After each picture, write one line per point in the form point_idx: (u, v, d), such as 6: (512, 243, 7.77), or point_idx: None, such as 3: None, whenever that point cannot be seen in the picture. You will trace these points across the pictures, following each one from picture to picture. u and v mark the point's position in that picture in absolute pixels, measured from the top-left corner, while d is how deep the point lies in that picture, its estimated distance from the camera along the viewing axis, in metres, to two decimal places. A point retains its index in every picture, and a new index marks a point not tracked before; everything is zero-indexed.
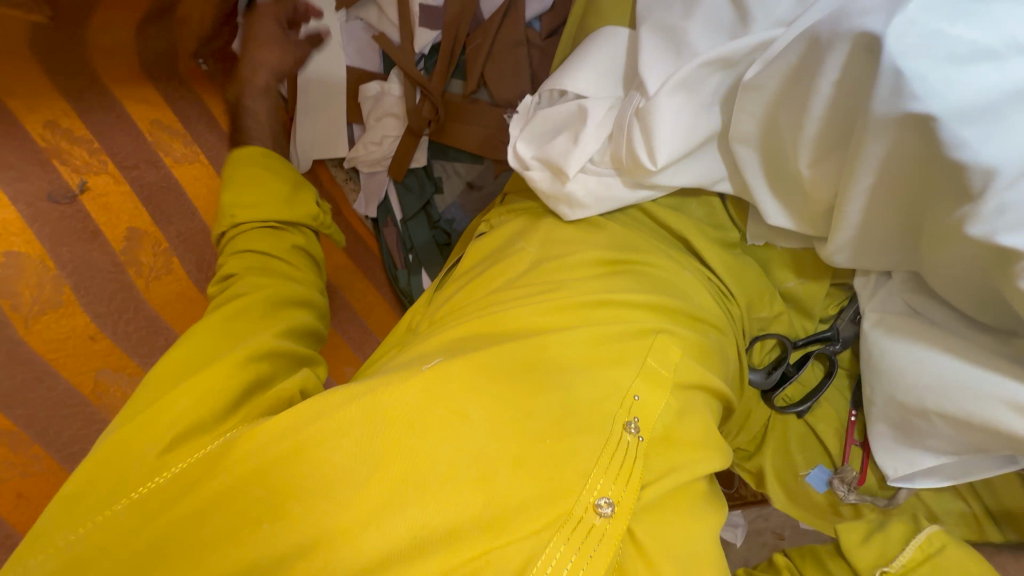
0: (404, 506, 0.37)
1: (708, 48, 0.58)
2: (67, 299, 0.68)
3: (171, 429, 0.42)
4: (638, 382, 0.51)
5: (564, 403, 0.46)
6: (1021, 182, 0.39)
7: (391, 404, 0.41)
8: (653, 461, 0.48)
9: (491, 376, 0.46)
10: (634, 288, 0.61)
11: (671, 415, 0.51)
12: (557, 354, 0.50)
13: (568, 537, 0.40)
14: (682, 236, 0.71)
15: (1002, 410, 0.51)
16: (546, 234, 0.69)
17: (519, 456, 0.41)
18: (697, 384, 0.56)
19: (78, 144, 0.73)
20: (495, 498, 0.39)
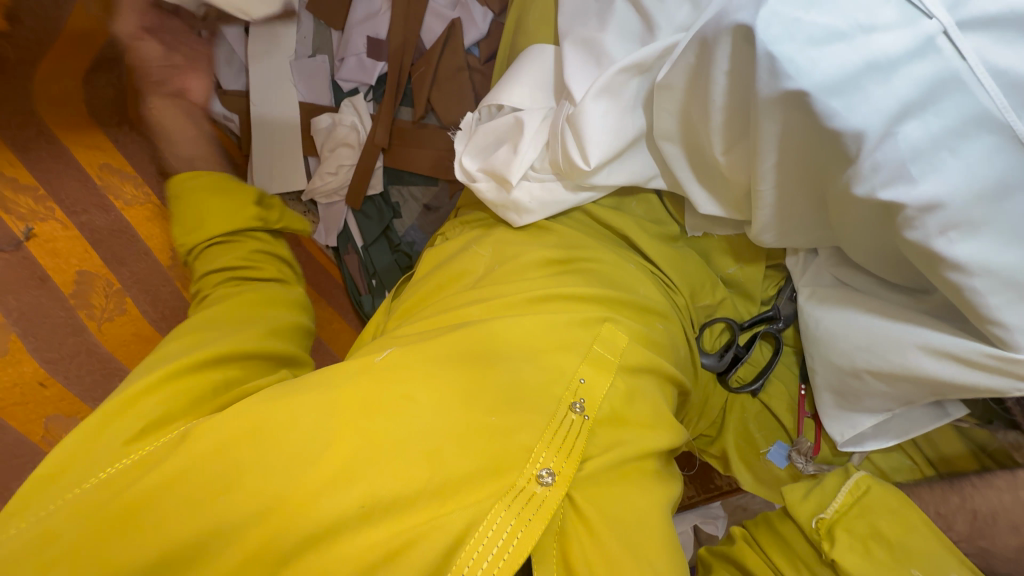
0: (358, 484, 0.42)
1: (623, 56, 0.63)
2: (14, 346, 0.66)
3: (149, 414, 0.46)
4: (585, 366, 0.54)
5: (509, 388, 0.49)
6: (884, 143, 0.46)
7: (350, 390, 0.45)
8: (599, 438, 0.51)
9: (440, 366, 0.49)
10: (577, 281, 0.65)
11: (617, 397, 0.54)
12: (505, 345, 0.53)
13: (511, 507, 0.44)
14: (623, 233, 0.75)
15: (918, 355, 0.56)
16: (499, 239, 0.72)
17: (463, 432, 0.45)
18: (646, 368, 0.58)
19: (22, 193, 0.70)
20: (441, 471, 0.43)
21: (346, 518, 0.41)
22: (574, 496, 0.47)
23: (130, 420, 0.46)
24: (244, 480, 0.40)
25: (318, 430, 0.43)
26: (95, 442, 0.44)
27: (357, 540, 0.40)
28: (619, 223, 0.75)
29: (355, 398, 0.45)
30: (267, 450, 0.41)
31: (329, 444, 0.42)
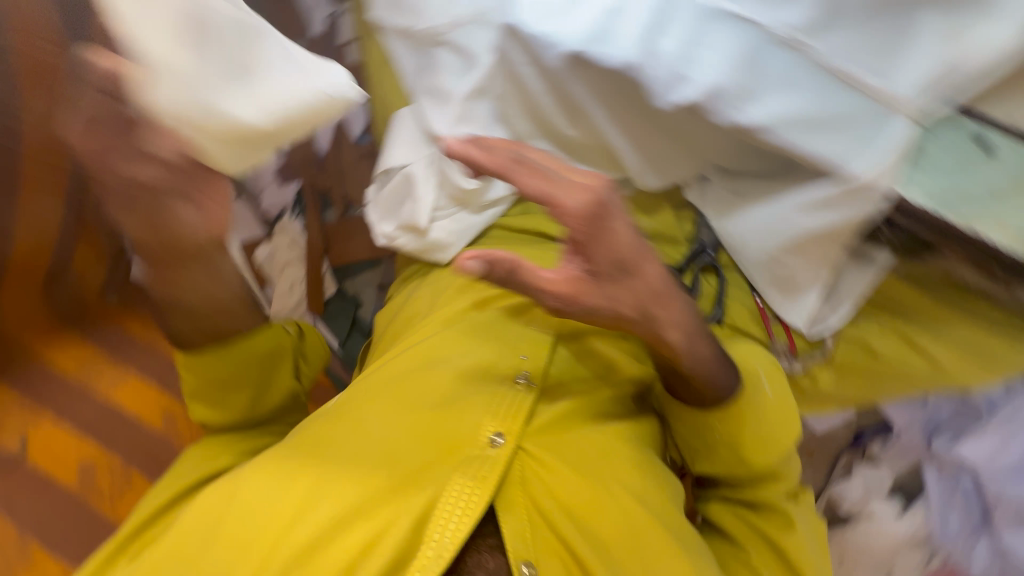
0: (337, 497, 0.53)
1: (461, 85, 0.75)
2: (34, 554, 0.79)
3: (141, 514, 0.62)
4: (523, 345, 0.64)
5: (454, 385, 0.60)
6: (651, 59, 0.62)
7: (314, 430, 0.58)
8: (549, 397, 0.61)
9: (388, 386, 0.61)
10: (507, 281, 0.74)
11: (560, 362, 0.64)
12: (442, 352, 0.63)
13: (466, 475, 0.54)
14: (540, 230, 0.80)
15: (805, 217, 0.67)
16: (434, 280, 0.78)
17: (414, 430, 0.57)
18: (579, 330, 0.66)
19: (4, 416, 0.81)
20: (402, 465, 0.55)
21: (331, 526, 0.52)
22: (527, 449, 0.57)
23: (155, 517, 0.62)
24: (241, 521, 0.53)
25: (300, 467, 0.55)
26: (110, 547, 0.60)
27: (343, 539, 0.52)
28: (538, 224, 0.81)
29: (332, 433, 0.58)
30: (256, 495, 0.54)
31: (310, 475, 0.55)
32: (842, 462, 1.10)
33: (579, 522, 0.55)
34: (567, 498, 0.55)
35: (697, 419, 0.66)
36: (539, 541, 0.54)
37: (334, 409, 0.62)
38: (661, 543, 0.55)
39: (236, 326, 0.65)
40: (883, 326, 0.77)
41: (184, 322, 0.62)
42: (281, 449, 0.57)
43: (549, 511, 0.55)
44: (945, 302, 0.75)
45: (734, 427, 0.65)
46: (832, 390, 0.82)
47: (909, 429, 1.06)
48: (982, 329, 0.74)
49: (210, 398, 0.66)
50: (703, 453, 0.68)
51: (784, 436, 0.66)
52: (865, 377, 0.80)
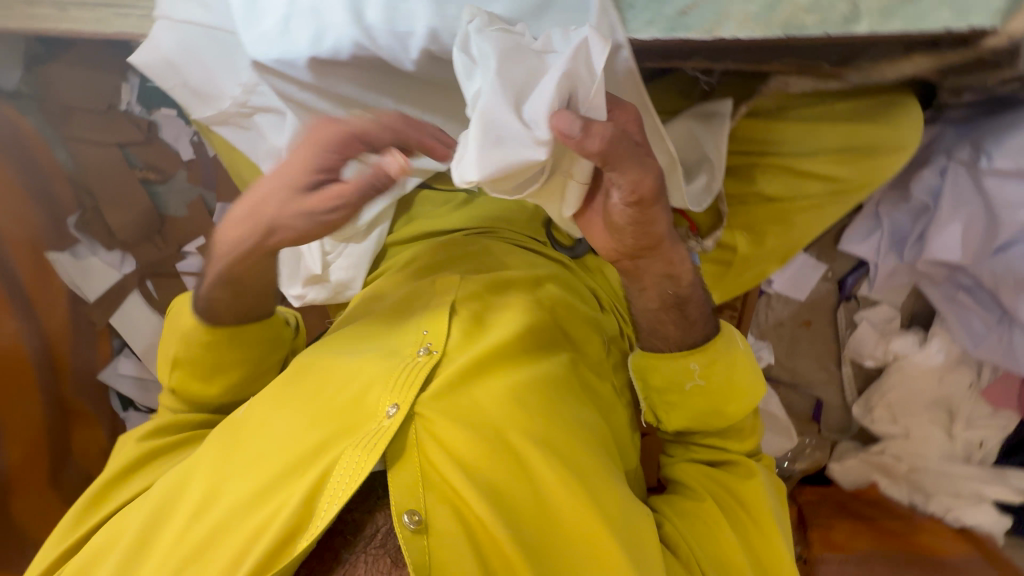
0: (249, 479, 0.64)
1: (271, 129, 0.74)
2: None
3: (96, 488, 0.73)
4: (427, 322, 0.74)
5: (354, 372, 0.70)
6: None
7: (234, 430, 0.69)
8: (452, 358, 0.71)
9: (296, 385, 0.71)
10: (410, 267, 0.85)
11: (461, 324, 0.74)
12: (353, 347, 0.74)
13: (358, 444, 0.63)
14: (435, 228, 0.89)
15: None
16: (361, 300, 0.83)
17: (314, 416, 0.67)
18: (481, 297, 0.78)
19: None
20: (305, 447, 0.64)
21: (241, 504, 0.63)
22: (423, 415, 0.66)
23: (133, 466, 0.74)
24: (181, 503, 0.65)
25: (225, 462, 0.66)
26: (78, 516, 0.72)
27: (247, 519, 0.62)
28: (434, 227, 0.89)
29: (248, 437, 0.67)
30: (191, 486, 0.66)
31: (230, 467, 0.66)
32: (843, 317, 1.11)
33: (466, 470, 0.64)
34: (457, 449, 0.65)
35: (672, 367, 0.71)
36: (427, 493, 0.63)
37: (264, 402, 0.70)
38: (552, 476, 0.64)
39: (254, 318, 0.76)
40: (768, 167, 0.76)
41: (249, 305, 0.75)
42: (219, 437, 0.69)
43: (438, 462, 0.64)
44: (805, 117, 0.74)
45: (706, 371, 0.70)
46: (762, 249, 0.82)
47: (883, 260, 1.00)
48: (849, 123, 0.72)
49: (223, 375, 0.77)
50: (673, 406, 0.73)
51: (745, 379, 0.71)
52: (785, 224, 0.79)
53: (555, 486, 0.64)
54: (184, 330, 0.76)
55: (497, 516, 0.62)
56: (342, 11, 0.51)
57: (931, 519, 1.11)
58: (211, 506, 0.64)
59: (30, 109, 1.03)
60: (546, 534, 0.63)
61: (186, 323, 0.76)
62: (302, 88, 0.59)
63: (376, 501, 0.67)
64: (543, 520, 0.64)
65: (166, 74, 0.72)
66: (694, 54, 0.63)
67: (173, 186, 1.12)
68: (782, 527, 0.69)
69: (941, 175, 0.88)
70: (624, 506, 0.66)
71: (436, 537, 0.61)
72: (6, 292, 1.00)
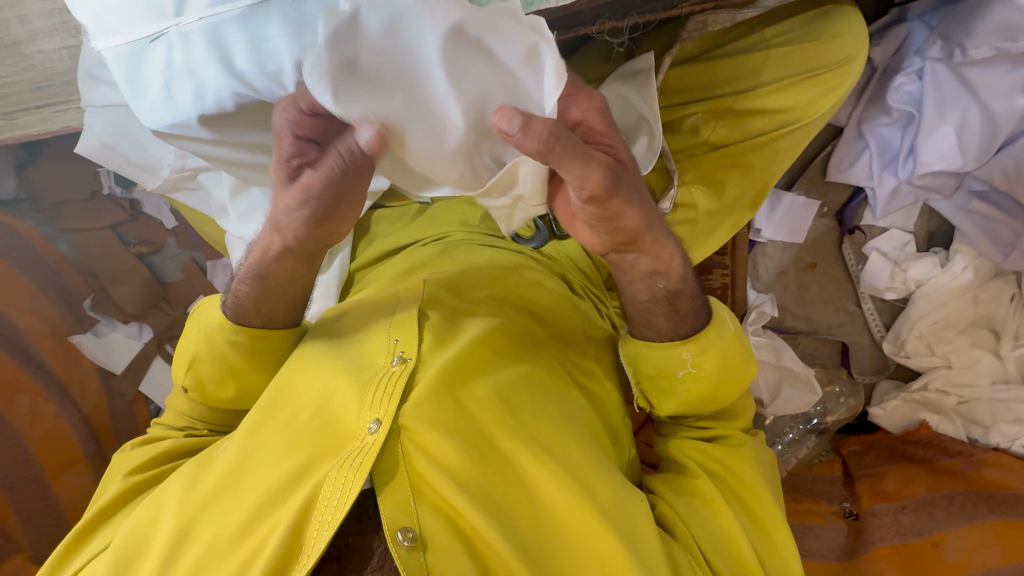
0: (228, 517, 0.56)
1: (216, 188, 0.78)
2: None
3: (63, 544, 0.62)
4: (396, 329, 0.66)
5: (323, 390, 0.62)
6: None
7: (202, 466, 0.61)
8: (430, 365, 0.63)
9: (263, 415, 0.62)
10: (387, 275, 0.80)
11: (433, 327, 0.67)
12: (315, 362, 0.65)
13: (342, 465, 0.55)
14: (392, 245, 0.87)
15: None
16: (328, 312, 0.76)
17: (291, 442, 0.59)
18: (449, 299, 0.71)
19: None
20: (283, 478, 0.56)
21: (219, 545, 0.54)
22: (408, 427, 0.58)
23: (106, 513, 0.64)
24: (155, 548, 0.56)
25: (200, 501, 0.57)
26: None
27: (227, 561, 0.54)
28: (391, 244, 0.87)
29: (223, 474, 0.59)
30: (163, 530, 0.57)
31: (207, 504, 0.57)
32: (851, 251, 1.03)
33: (457, 480, 0.56)
34: (445, 456, 0.57)
35: (663, 358, 0.66)
36: (420, 506, 0.55)
37: (241, 435, 0.61)
38: (546, 476, 0.59)
39: (278, 319, 0.66)
40: (706, 113, 0.70)
41: (274, 309, 0.65)
42: (196, 474, 0.60)
43: (425, 473, 0.56)
44: (729, 52, 0.69)
45: (699, 359, 0.65)
46: (725, 199, 0.75)
47: (879, 181, 0.91)
48: (777, 48, 0.67)
49: (243, 380, 0.68)
50: (665, 393, 0.69)
51: (738, 360, 0.67)
52: (742, 168, 0.73)
53: (551, 485, 0.59)
54: (211, 325, 0.66)
55: (494, 526, 0.55)
56: (212, 65, 0.51)
57: (995, 451, 0.98)
58: (184, 550, 0.55)
59: (27, 212, 1.12)
60: (547, 539, 0.57)
61: (213, 318, 0.67)
62: (213, 143, 0.60)
63: (369, 525, 0.57)
64: (542, 525, 0.57)
65: (108, 156, 0.75)
66: (598, 18, 0.60)
67: (166, 254, 1.22)
68: (776, 498, 0.68)
69: (919, 79, 0.83)
70: (621, 498, 0.60)
71: (434, 554, 0.53)
72: (39, 379, 1.05)
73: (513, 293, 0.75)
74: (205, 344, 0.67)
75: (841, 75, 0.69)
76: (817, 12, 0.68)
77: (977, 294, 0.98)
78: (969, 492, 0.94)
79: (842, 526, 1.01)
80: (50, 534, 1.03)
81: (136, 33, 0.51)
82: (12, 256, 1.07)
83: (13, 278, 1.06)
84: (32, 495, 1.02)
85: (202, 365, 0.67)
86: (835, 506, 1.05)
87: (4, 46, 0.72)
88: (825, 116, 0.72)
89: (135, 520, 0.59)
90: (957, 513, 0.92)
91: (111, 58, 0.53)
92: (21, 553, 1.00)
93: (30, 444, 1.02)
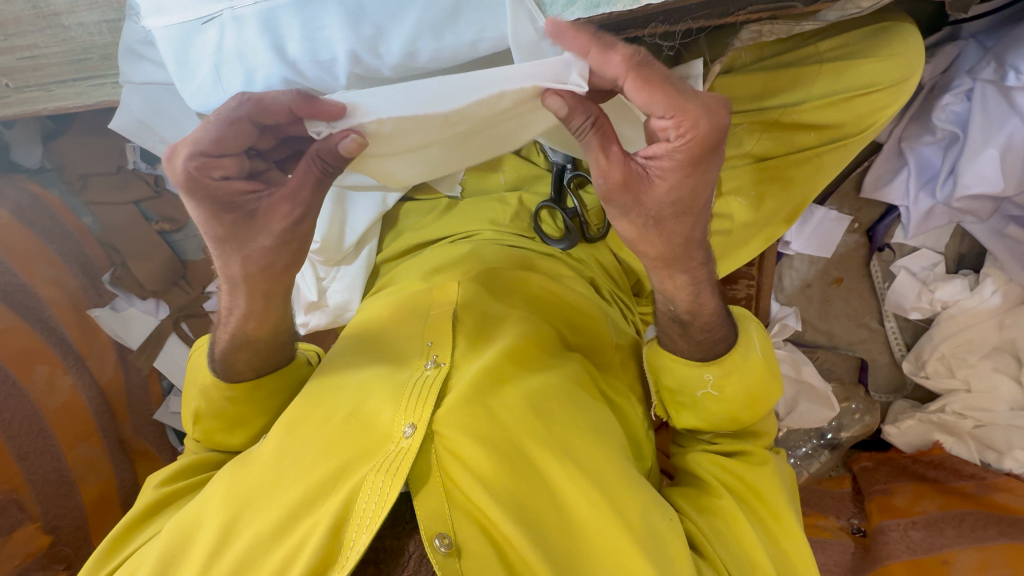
0: (265, 515, 0.55)
1: None
2: None
3: (97, 554, 0.61)
4: (429, 334, 0.67)
5: (358, 392, 0.62)
6: None
7: (239, 467, 0.60)
8: (463, 371, 0.63)
9: (299, 415, 0.62)
10: (414, 272, 0.79)
11: (465, 333, 0.67)
12: (352, 367, 0.66)
13: (379, 468, 0.55)
14: (424, 239, 0.86)
15: None
16: (367, 306, 0.77)
17: (327, 443, 0.58)
18: (478, 301, 0.70)
19: None
20: (316, 478, 0.56)
21: (259, 543, 0.53)
22: (442, 433, 0.57)
23: (138, 523, 0.63)
24: (198, 545, 0.55)
25: (240, 498, 0.56)
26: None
27: (266, 561, 0.52)
28: (421, 238, 0.86)
29: (262, 470, 0.58)
30: (206, 527, 0.56)
31: (248, 501, 0.56)
32: (878, 269, 1.02)
33: (491, 488, 0.55)
34: (478, 464, 0.56)
35: (685, 375, 0.65)
36: (454, 513, 0.54)
37: (277, 435, 0.61)
38: (577, 491, 0.57)
39: (267, 365, 0.68)
40: (752, 125, 0.69)
41: (257, 354, 0.67)
42: (236, 470, 0.60)
43: (459, 479, 0.56)
44: (782, 63, 0.68)
45: (722, 381, 0.64)
46: (761, 213, 0.75)
47: (914, 202, 0.90)
48: (830, 62, 0.66)
49: (250, 419, 0.69)
50: (685, 407, 0.68)
51: (761, 384, 0.65)
52: (782, 181, 0.72)
53: (582, 497, 0.57)
54: (203, 384, 0.68)
55: (527, 537, 0.53)
56: (265, 52, 0.51)
57: (1007, 476, 0.96)
58: (227, 548, 0.54)
59: (53, 181, 1.12)
60: (576, 554, 0.55)
61: (203, 376, 0.68)
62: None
63: (405, 528, 0.56)
64: (573, 540, 0.56)
65: (142, 134, 0.74)
66: (651, 22, 0.56)
67: (188, 232, 1.20)
68: (799, 519, 0.65)
69: (967, 100, 0.81)
70: (655, 518, 0.58)
71: (470, 563, 0.52)
72: (59, 352, 1.04)
73: (542, 300, 0.75)
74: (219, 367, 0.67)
75: (893, 94, 0.68)
76: (877, 27, 0.67)
77: (1003, 319, 0.96)
78: (980, 513, 0.93)
79: (850, 543, 1.03)
80: (62, 505, 1.00)
81: (190, 15, 0.51)
82: (38, 225, 1.06)
83: (37, 247, 1.04)
84: (45, 466, 0.98)
85: (205, 418, 0.68)
86: (842, 522, 1.06)
87: (43, 16, 0.72)
88: (869, 136, 0.71)
89: (179, 515, 0.59)
90: (967, 533, 0.92)
91: (162, 39, 0.54)
92: (33, 522, 0.96)
93: (45, 414, 0.99)
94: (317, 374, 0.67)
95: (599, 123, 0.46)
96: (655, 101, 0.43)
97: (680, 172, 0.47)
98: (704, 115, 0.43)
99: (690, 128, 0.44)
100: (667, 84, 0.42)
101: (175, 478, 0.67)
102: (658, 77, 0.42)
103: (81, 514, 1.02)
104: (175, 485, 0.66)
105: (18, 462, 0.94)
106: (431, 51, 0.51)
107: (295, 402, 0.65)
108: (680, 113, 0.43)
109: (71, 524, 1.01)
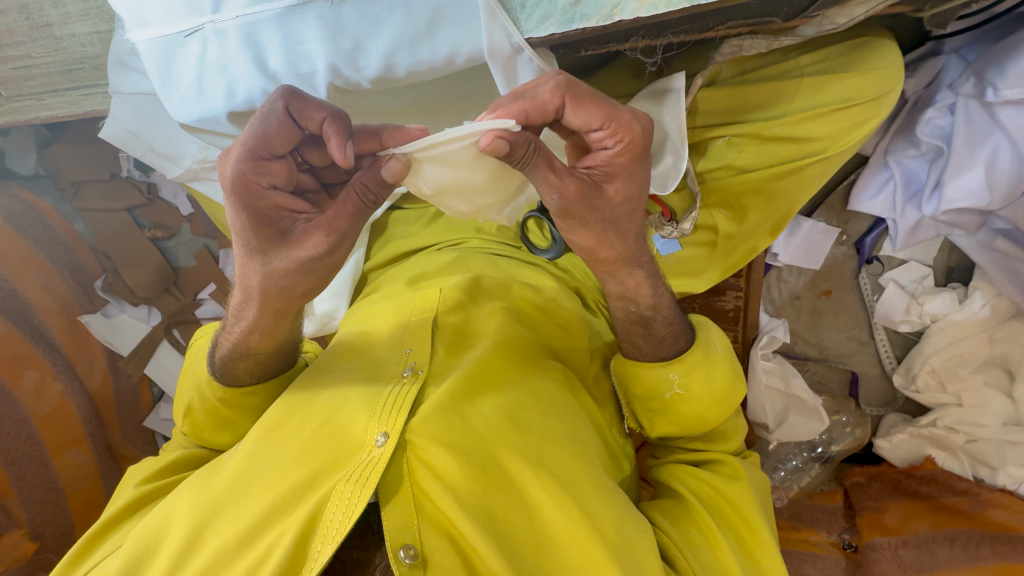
0: (232, 525, 0.54)
1: None
2: None
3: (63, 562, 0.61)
4: (408, 340, 0.66)
5: (334, 402, 0.61)
6: None
7: (212, 476, 0.60)
8: (441, 379, 0.62)
9: (273, 424, 0.62)
10: (399, 278, 0.79)
11: (443, 342, 0.66)
12: (331, 376, 0.65)
13: (349, 478, 0.54)
14: (405, 249, 0.86)
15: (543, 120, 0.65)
16: (352, 315, 0.78)
17: (299, 453, 0.58)
18: (458, 306, 0.70)
19: None
20: (285, 489, 0.55)
21: (224, 553, 0.52)
22: (415, 442, 0.56)
23: (109, 526, 0.63)
24: (163, 553, 0.54)
25: (207, 506, 0.56)
26: None
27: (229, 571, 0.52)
28: (408, 246, 0.86)
29: (233, 478, 0.58)
30: (172, 534, 0.55)
31: (216, 509, 0.56)
32: (867, 281, 1.02)
33: (460, 498, 0.54)
34: (449, 473, 0.55)
35: (650, 377, 0.64)
36: (423, 523, 0.53)
37: (251, 441, 0.61)
38: (551, 501, 0.56)
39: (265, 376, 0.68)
40: (734, 138, 0.69)
41: (207, 385, 0.68)
42: (207, 478, 0.60)
43: (429, 488, 0.54)
44: (761, 78, 0.68)
45: (687, 381, 0.64)
46: (744, 225, 0.76)
47: (901, 214, 0.90)
48: (812, 76, 0.67)
49: (237, 428, 0.70)
50: (655, 414, 0.67)
51: (728, 385, 0.65)
52: (765, 196, 0.73)
53: (554, 509, 0.56)
54: (202, 378, 0.69)
55: (498, 552, 0.52)
56: (246, 65, 0.54)
57: (1002, 491, 0.93)
58: (192, 556, 0.53)
59: (46, 188, 1.12)
60: (548, 566, 0.54)
61: (204, 371, 0.69)
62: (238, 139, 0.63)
63: (372, 541, 0.56)
64: (542, 551, 0.54)
65: (131, 143, 0.77)
66: (631, 36, 0.56)
67: (180, 239, 1.22)
68: (773, 536, 0.64)
69: (950, 114, 0.82)
70: (628, 530, 0.57)
71: None
72: (48, 357, 1.03)
73: (525, 307, 0.74)
74: (197, 394, 0.69)
75: (874, 108, 0.68)
76: (855, 43, 0.68)
77: (993, 333, 0.96)
78: (972, 532, 0.91)
79: (841, 558, 1.01)
80: (49, 511, 0.97)
81: (173, 28, 0.54)
82: (30, 231, 1.06)
83: (29, 254, 1.05)
84: (33, 471, 0.96)
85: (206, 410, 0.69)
86: (834, 537, 1.05)
87: (36, 27, 0.72)
88: (853, 150, 0.72)
89: (144, 523, 0.58)
90: (959, 553, 0.90)
91: (145, 50, 0.57)
92: (19, 529, 0.92)
93: (33, 420, 0.98)
94: (296, 383, 0.67)
95: (539, 148, 0.45)
96: (587, 116, 0.46)
97: (628, 171, 0.49)
98: (637, 119, 0.47)
99: (626, 126, 0.46)
100: (597, 101, 0.46)
101: (149, 478, 0.67)
102: (588, 95, 0.46)
103: (67, 521, 0.99)
104: (149, 484, 0.67)
105: (6, 467, 0.92)
106: (409, 64, 0.53)
107: (273, 409, 0.64)
108: (616, 120, 0.46)
109: (57, 531, 0.98)
